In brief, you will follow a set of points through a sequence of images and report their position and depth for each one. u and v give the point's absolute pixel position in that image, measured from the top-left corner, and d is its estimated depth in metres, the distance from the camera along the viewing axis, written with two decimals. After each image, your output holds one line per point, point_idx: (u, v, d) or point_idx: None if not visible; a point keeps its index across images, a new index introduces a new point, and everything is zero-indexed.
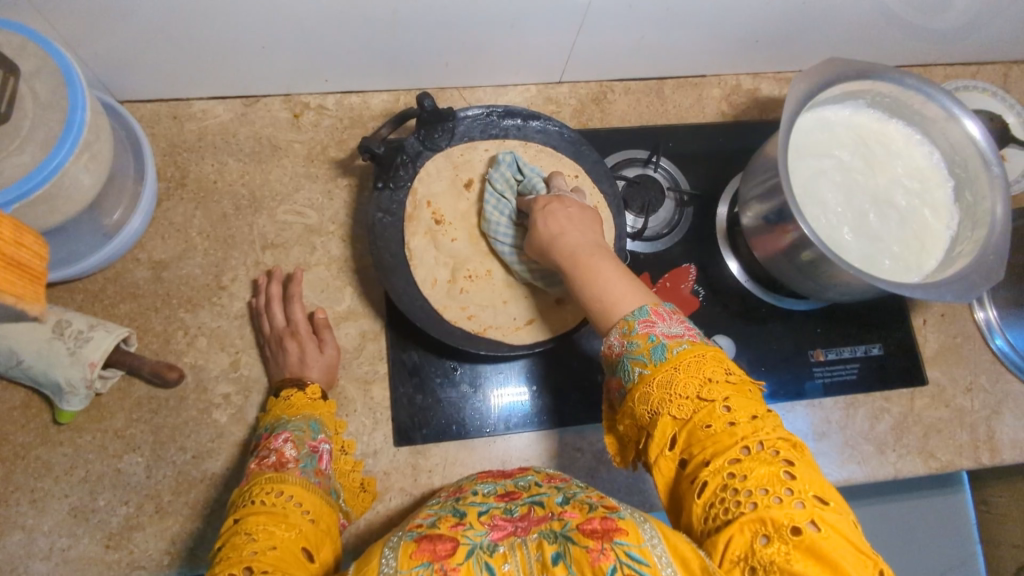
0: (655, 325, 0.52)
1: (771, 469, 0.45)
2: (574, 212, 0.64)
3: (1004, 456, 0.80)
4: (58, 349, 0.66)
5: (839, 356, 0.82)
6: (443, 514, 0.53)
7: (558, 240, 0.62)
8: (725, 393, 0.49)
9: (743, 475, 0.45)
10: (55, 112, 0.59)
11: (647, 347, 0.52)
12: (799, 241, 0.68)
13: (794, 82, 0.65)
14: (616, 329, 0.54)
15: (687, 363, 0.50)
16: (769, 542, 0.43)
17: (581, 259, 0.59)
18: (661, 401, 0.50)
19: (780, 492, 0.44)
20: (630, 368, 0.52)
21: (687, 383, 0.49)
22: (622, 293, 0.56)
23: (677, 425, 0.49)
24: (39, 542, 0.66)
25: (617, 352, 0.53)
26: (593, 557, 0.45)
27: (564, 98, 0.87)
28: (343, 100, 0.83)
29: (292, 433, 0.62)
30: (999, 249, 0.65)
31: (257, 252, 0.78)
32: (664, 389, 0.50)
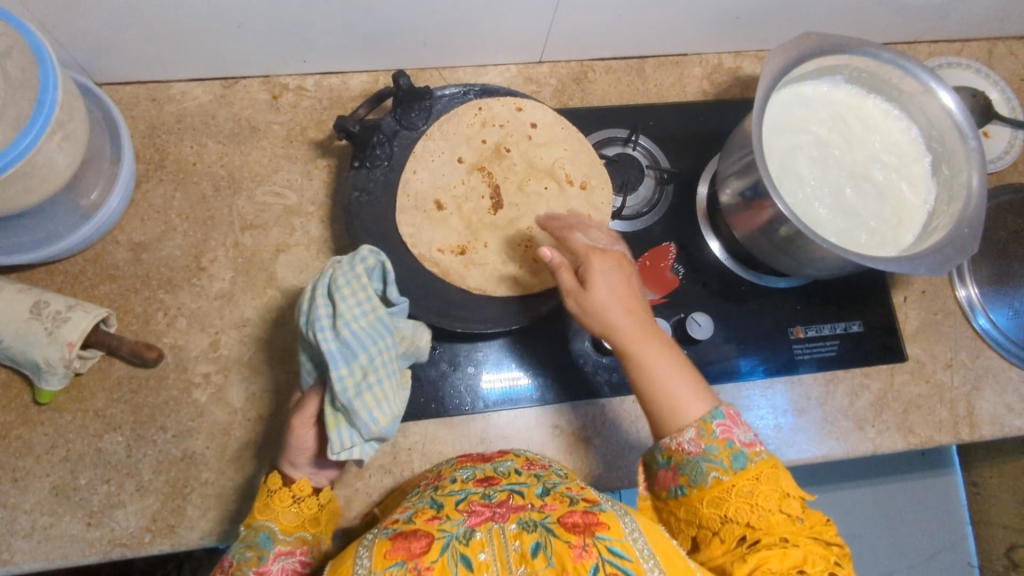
0: (734, 430, 0.56)
1: (829, 557, 0.50)
2: (623, 278, 0.61)
3: (983, 431, 0.80)
4: (35, 329, 0.66)
5: (818, 333, 0.82)
6: (421, 507, 0.54)
7: (615, 320, 0.59)
8: (798, 503, 0.54)
9: (805, 556, 0.50)
10: (25, 91, 0.59)
11: (726, 454, 0.55)
12: (775, 217, 0.68)
13: (770, 56, 0.65)
14: (691, 428, 0.56)
15: (766, 477, 0.55)
16: None
17: (642, 347, 0.58)
18: (737, 508, 0.54)
19: (837, 574, 0.49)
20: (704, 471, 0.56)
21: (768, 496, 0.54)
22: (684, 382, 0.58)
23: (744, 527, 0.53)
24: (21, 520, 0.67)
25: (691, 450, 0.56)
26: (576, 553, 0.47)
27: (544, 78, 0.87)
28: (322, 81, 0.83)
29: (236, 561, 0.58)
30: (974, 222, 0.65)
31: (236, 232, 0.78)
32: (742, 497, 0.54)
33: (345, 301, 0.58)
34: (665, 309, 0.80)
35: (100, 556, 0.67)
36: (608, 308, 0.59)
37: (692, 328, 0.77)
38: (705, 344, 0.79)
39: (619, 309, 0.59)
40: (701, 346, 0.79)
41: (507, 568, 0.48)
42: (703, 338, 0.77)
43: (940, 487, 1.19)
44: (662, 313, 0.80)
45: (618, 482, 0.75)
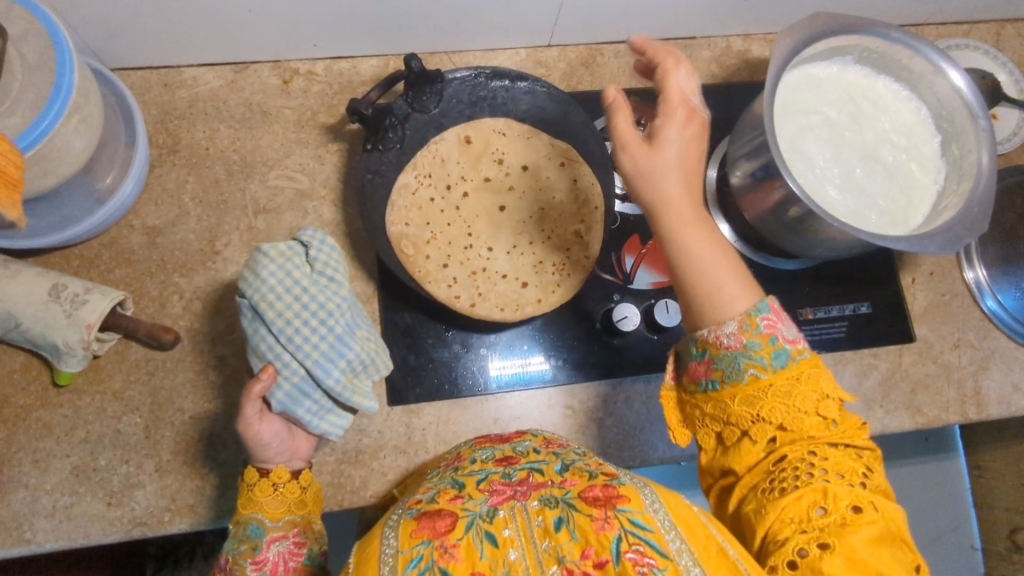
0: (779, 326, 0.55)
1: (853, 465, 0.51)
2: (697, 167, 0.59)
3: (990, 410, 0.81)
4: (54, 312, 0.67)
5: (827, 314, 0.82)
6: (443, 488, 0.55)
7: (674, 197, 0.57)
8: (836, 412, 0.54)
9: (827, 462, 0.51)
10: (43, 74, 0.60)
11: (767, 351, 0.54)
12: (787, 197, 0.69)
13: (780, 37, 0.66)
14: (733, 322, 0.55)
15: (805, 376, 0.54)
16: (828, 513, 0.48)
17: (689, 212, 0.57)
18: (772, 406, 0.53)
19: (856, 481, 0.50)
20: (741, 367, 0.54)
21: (805, 396, 0.53)
22: (730, 275, 0.57)
23: (777, 428, 0.53)
24: (42, 500, 0.68)
25: (732, 344, 0.55)
26: (598, 526, 0.47)
27: (553, 62, 0.87)
28: (332, 66, 0.83)
29: (233, 556, 0.61)
30: (983, 201, 0.65)
31: (249, 216, 0.78)
32: (777, 396, 0.53)
33: (269, 279, 0.66)
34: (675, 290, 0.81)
35: (120, 535, 0.68)
36: (660, 174, 0.57)
37: None
38: None
39: (674, 177, 0.57)
40: None
41: (532, 543, 0.48)
42: None
43: (944, 470, 1.20)
44: (673, 294, 0.80)
45: (629, 461, 0.76)
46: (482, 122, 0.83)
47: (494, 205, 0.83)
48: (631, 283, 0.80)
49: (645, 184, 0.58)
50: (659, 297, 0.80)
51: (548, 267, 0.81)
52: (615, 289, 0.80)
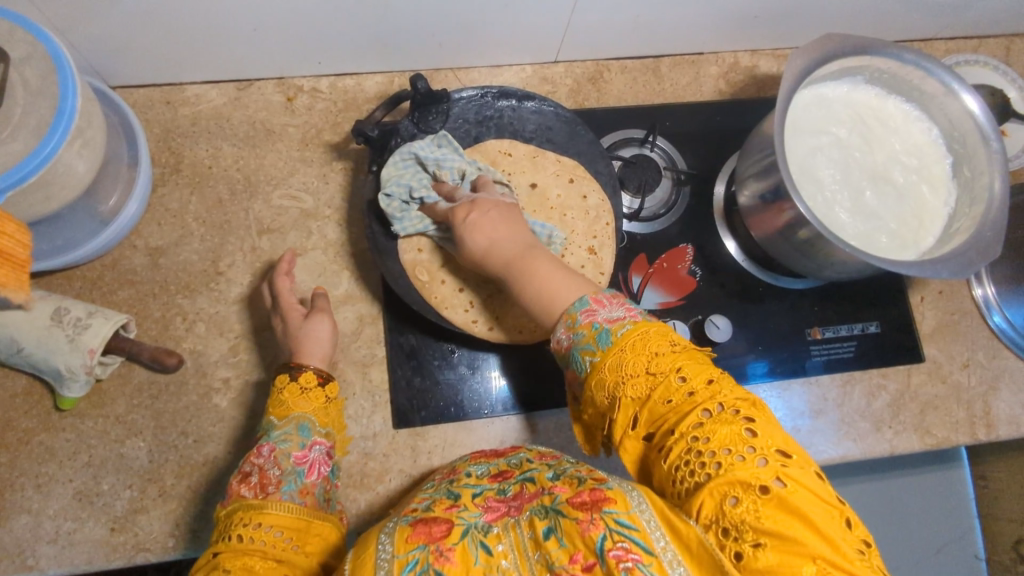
0: (596, 313, 0.54)
1: (731, 428, 0.45)
2: (496, 213, 0.66)
3: (1000, 431, 0.80)
4: (57, 337, 0.66)
5: (836, 334, 0.82)
6: (438, 498, 0.54)
7: (495, 246, 0.64)
8: (676, 363, 0.49)
9: (706, 440, 0.45)
10: (46, 98, 0.59)
11: (591, 335, 0.53)
12: (796, 220, 0.68)
13: (791, 59, 0.65)
14: (560, 325, 0.56)
15: (632, 343, 0.51)
16: (737, 503, 0.42)
17: (515, 261, 0.62)
18: (618, 386, 0.50)
19: (742, 449, 0.44)
20: (582, 359, 0.54)
21: (636, 361, 0.50)
22: (559, 279, 0.59)
23: (637, 404, 0.49)
24: (45, 526, 0.67)
25: (566, 345, 0.55)
26: (582, 528, 0.45)
27: (559, 78, 0.87)
28: (336, 83, 0.83)
29: (279, 447, 0.59)
30: (996, 225, 0.65)
31: (254, 237, 0.77)
32: (619, 372, 0.51)
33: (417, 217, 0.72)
34: (683, 310, 0.80)
35: (123, 561, 0.67)
36: (490, 246, 0.64)
37: (710, 330, 0.77)
38: (723, 347, 0.79)
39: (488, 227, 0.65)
40: (720, 349, 0.80)
41: (524, 555, 0.47)
42: (722, 340, 0.77)
43: (949, 482, 1.19)
44: (680, 314, 0.80)
45: None
46: (488, 142, 0.78)
47: None
48: (639, 302, 0.80)
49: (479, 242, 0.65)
50: (666, 318, 0.79)
51: None
52: None
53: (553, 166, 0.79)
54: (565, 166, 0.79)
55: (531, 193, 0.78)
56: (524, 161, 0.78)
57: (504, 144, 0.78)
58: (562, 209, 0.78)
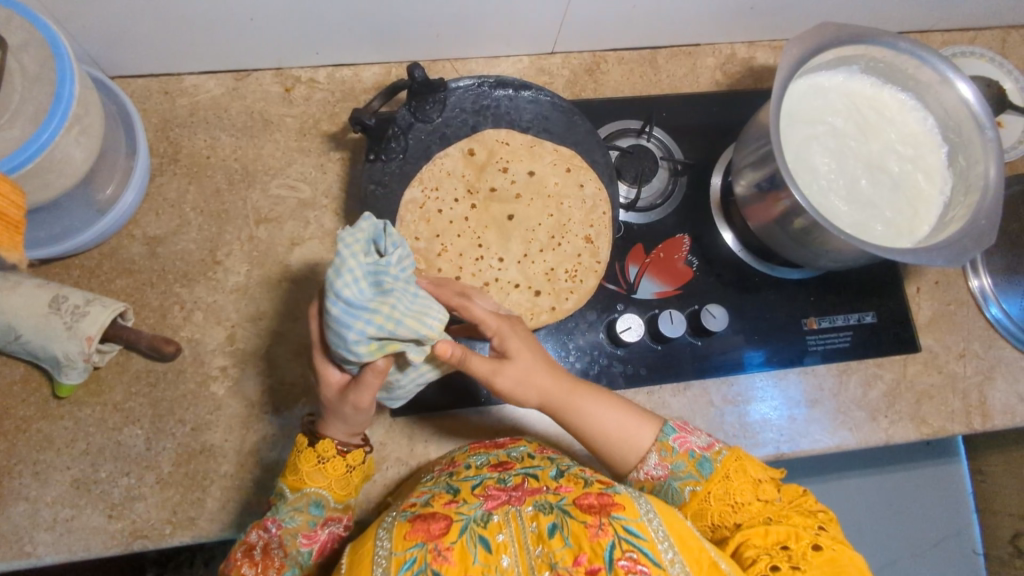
0: (689, 441, 0.62)
1: (806, 521, 0.54)
2: (520, 329, 0.64)
3: (995, 421, 0.81)
4: (54, 324, 0.66)
5: (832, 324, 0.82)
6: (437, 492, 0.55)
7: (544, 390, 0.62)
8: (773, 486, 0.58)
9: (783, 523, 0.54)
10: (43, 85, 0.59)
11: (691, 465, 0.61)
12: (791, 208, 0.68)
13: (787, 47, 0.65)
14: (653, 453, 0.62)
15: (734, 470, 0.59)
16: (788, 549, 0.51)
17: (564, 401, 0.63)
18: (721, 512, 0.58)
19: (812, 530, 0.52)
20: (679, 489, 0.60)
21: (742, 489, 0.58)
22: (627, 417, 0.64)
23: (733, 526, 0.57)
24: (43, 512, 0.67)
25: (659, 474, 0.61)
26: (592, 532, 0.47)
27: (557, 69, 0.87)
28: (334, 74, 0.83)
29: (286, 525, 0.59)
30: (991, 213, 0.65)
31: (251, 226, 0.78)
32: (720, 500, 0.58)
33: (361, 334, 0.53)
34: (680, 300, 0.80)
35: (121, 548, 0.68)
36: (518, 377, 0.61)
37: (706, 319, 0.77)
38: (720, 337, 0.80)
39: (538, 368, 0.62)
40: (717, 339, 0.80)
41: (525, 548, 0.48)
42: (718, 329, 0.77)
43: (946, 476, 1.19)
44: (677, 304, 0.80)
45: None
46: (486, 132, 0.80)
47: (503, 214, 0.80)
48: (635, 293, 0.80)
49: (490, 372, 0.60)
50: (663, 307, 0.80)
51: (561, 274, 0.79)
52: (619, 299, 0.80)
53: (551, 155, 0.81)
54: (562, 155, 0.80)
55: (529, 183, 0.80)
56: (523, 150, 0.80)
57: (501, 133, 0.80)
58: (559, 198, 0.80)
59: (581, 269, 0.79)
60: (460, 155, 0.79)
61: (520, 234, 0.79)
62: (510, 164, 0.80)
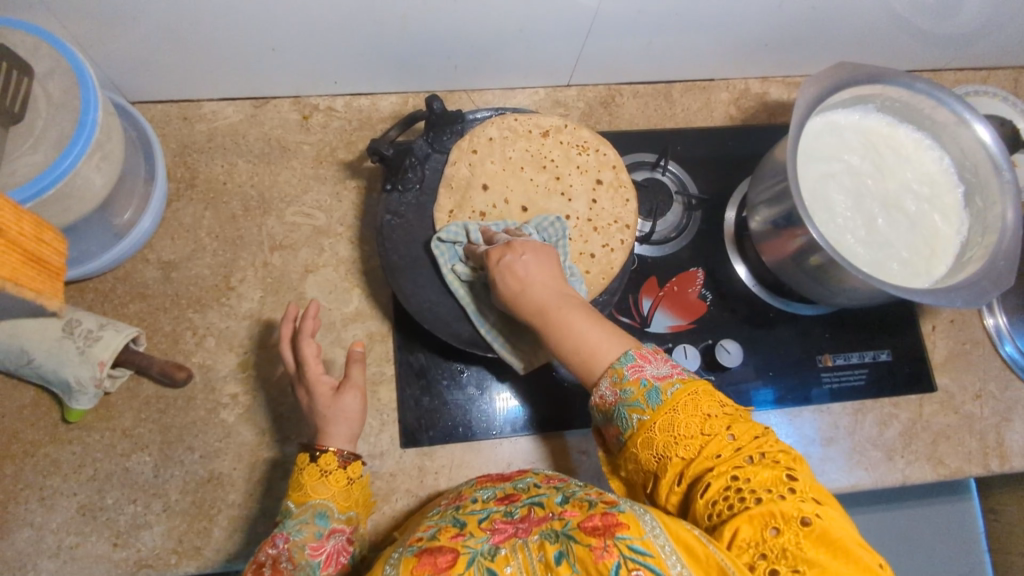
0: (644, 368, 0.53)
1: (775, 473, 0.47)
2: (532, 257, 0.62)
3: (1013, 463, 0.79)
4: (67, 348, 0.66)
5: (847, 361, 0.81)
6: (444, 526, 0.54)
7: (528, 294, 0.60)
8: (725, 421, 0.50)
9: (748, 481, 0.46)
10: (67, 112, 0.60)
11: (641, 394, 0.52)
12: (808, 245, 0.68)
13: (803, 87, 0.66)
14: (604, 379, 0.54)
15: (684, 404, 0.51)
16: (778, 534, 0.43)
17: (553, 310, 0.59)
18: (665, 444, 0.50)
19: (784, 492, 0.45)
20: (627, 416, 0.53)
21: (687, 422, 0.50)
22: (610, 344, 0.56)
23: (682, 458, 0.50)
24: (47, 540, 0.66)
25: (611, 400, 0.53)
26: (597, 554, 0.44)
27: (572, 101, 0.87)
28: (351, 102, 0.84)
29: (293, 538, 0.57)
30: (1010, 255, 0.64)
31: (265, 252, 0.78)
32: (665, 431, 0.50)
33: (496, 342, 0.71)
34: (694, 334, 0.80)
35: None
36: (525, 292, 0.61)
37: (721, 355, 0.77)
38: (733, 371, 0.79)
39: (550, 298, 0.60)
40: (730, 374, 0.79)
41: None
42: (733, 365, 0.77)
43: (959, 515, 1.17)
44: (691, 338, 0.79)
45: None
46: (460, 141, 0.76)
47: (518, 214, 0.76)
48: (649, 326, 0.79)
49: (513, 285, 0.62)
50: (676, 341, 0.79)
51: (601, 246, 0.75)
52: (633, 332, 0.79)
53: (520, 142, 0.77)
54: (528, 135, 0.78)
55: (520, 181, 0.77)
56: (494, 158, 0.76)
57: (465, 159, 0.76)
58: (555, 174, 0.78)
59: (613, 233, 0.76)
60: (450, 209, 0.74)
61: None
62: (491, 185, 0.76)
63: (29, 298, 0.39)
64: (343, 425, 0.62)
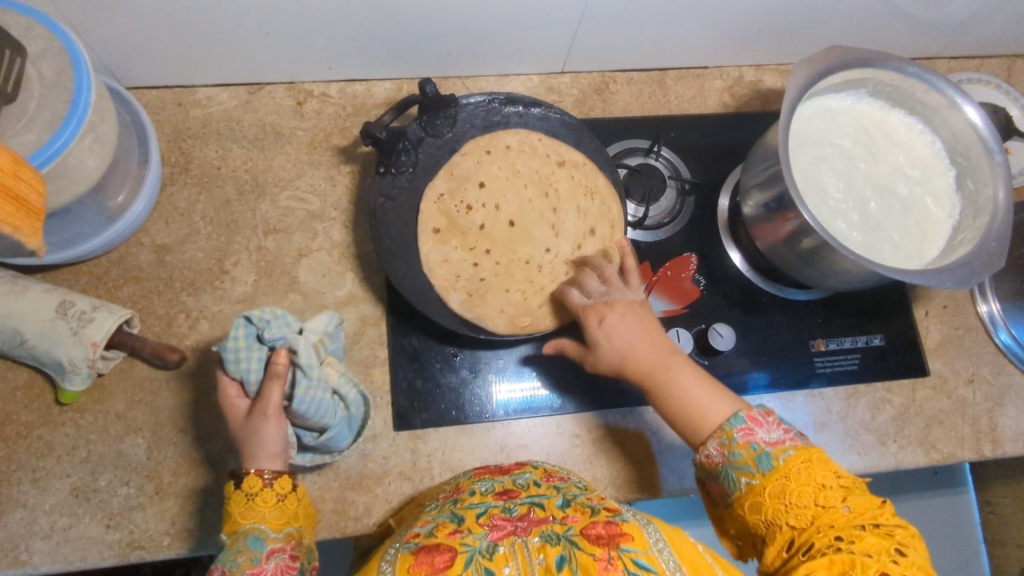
0: (755, 433, 0.55)
1: (880, 542, 0.48)
2: (637, 311, 0.67)
3: (1006, 448, 0.80)
4: (60, 329, 0.66)
5: (839, 347, 0.81)
6: (441, 521, 0.53)
7: (633, 355, 0.64)
8: (841, 494, 0.51)
9: (851, 543, 0.48)
10: (60, 92, 0.60)
11: (751, 457, 0.55)
12: (800, 228, 0.68)
13: (794, 70, 0.66)
14: (714, 438, 0.57)
15: (796, 472, 0.53)
16: None
17: (658, 372, 0.62)
18: (774, 511, 0.52)
19: (886, 559, 0.46)
20: (735, 477, 0.55)
21: (801, 492, 0.52)
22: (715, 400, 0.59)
23: (789, 529, 0.52)
24: (40, 521, 0.67)
25: (718, 460, 0.56)
26: (600, 566, 0.46)
27: (566, 88, 0.88)
28: (346, 89, 0.84)
29: (228, 569, 0.55)
30: (1000, 236, 0.65)
31: (259, 237, 0.78)
32: (775, 498, 0.53)
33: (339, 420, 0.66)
34: (687, 319, 0.80)
35: (118, 559, 0.67)
36: (630, 351, 0.64)
37: (714, 338, 0.77)
38: (726, 356, 0.79)
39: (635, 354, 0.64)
40: (723, 359, 0.79)
41: None
42: (725, 348, 0.77)
43: (953, 506, 1.17)
44: (684, 322, 0.80)
45: (639, 493, 0.75)
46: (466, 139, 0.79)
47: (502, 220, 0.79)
48: None
49: (618, 347, 0.65)
50: (670, 325, 0.79)
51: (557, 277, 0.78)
52: None
53: (535, 159, 0.80)
54: (545, 157, 0.80)
55: (518, 194, 0.80)
56: (502, 164, 0.79)
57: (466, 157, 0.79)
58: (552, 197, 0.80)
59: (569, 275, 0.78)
60: (441, 192, 0.77)
61: (509, 255, 0.78)
62: (489, 186, 0.79)
63: (8, 233, 0.44)
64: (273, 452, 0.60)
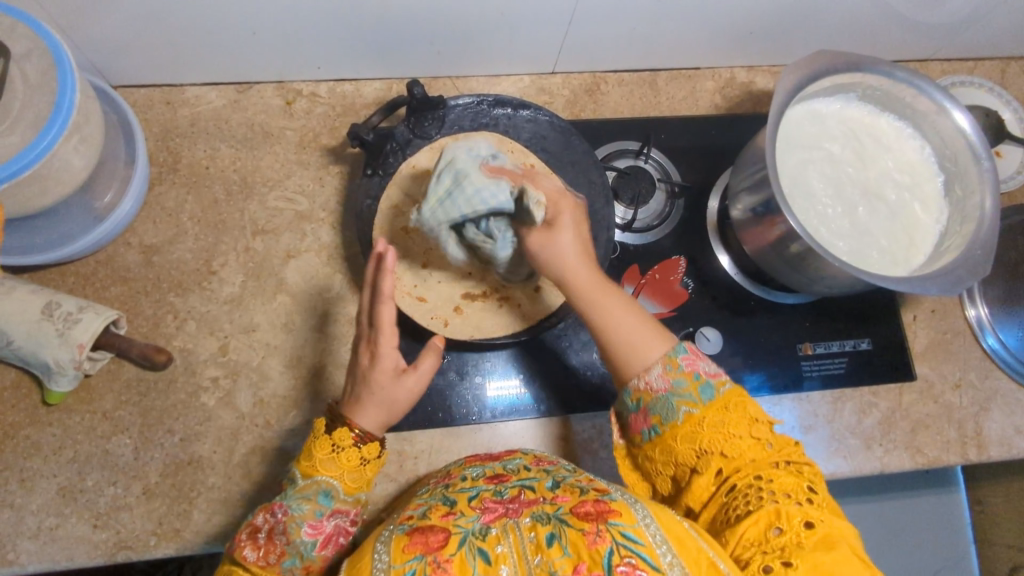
0: (698, 363, 0.57)
1: (795, 481, 0.51)
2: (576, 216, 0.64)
3: (991, 452, 0.80)
4: (46, 330, 0.66)
5: (827, 350, 0.82)
6: (434, 504, 0.53)
7: (568, 272, 0.62)
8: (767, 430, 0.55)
9: (770, 482, 0.51)
10: (45, 93, 0.60)
11: (693, 386, 0.56)
12: (786, 233, 0.68)
13: (783, 74, 0.66)
14: (658, 366, 0.57)
15: (733, 405, 0.55)
16: (782, 532, 0.48)
17: (595, 293, 0.60)
18: (711, 438, 0.54)
19: (801, 499, 0.50)
20: (674, 406, 0.56)
21: (738, 423, 0.54)
22: (649, 333, 0.59)
23: (719, 458, 0.53)
24: (27, 521, 0.67)
25: (660, 387, 0.56)
26: (589, 540, 0.46)
27: (557, 89, 0.87)
28: (335, 88, 0.83)
29: (292, 511, 0.55)
30: (986, 244, 0.64)
31: (248, 237, 0.78)
32: (714, 427, 0.54)
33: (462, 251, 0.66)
34: (675, 322, 0.80)
35: (104, 558, 0.67)
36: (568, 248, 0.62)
37: (700, 342, 0.79)
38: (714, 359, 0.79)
39: (576, 252, 0.62)
40: None
41: (524, 558, 0.47)
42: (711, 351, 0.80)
43: (942, 506, 1.18)
44: (672, 326, 0.80)
45: None
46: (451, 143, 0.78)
47: None
48: None
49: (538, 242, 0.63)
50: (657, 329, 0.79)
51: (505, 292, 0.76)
52: None
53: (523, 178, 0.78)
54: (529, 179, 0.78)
55: None
56: None
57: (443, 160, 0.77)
58: None
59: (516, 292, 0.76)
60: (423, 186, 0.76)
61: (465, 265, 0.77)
62: None
63: None
64: (381, 412, 0.58)
